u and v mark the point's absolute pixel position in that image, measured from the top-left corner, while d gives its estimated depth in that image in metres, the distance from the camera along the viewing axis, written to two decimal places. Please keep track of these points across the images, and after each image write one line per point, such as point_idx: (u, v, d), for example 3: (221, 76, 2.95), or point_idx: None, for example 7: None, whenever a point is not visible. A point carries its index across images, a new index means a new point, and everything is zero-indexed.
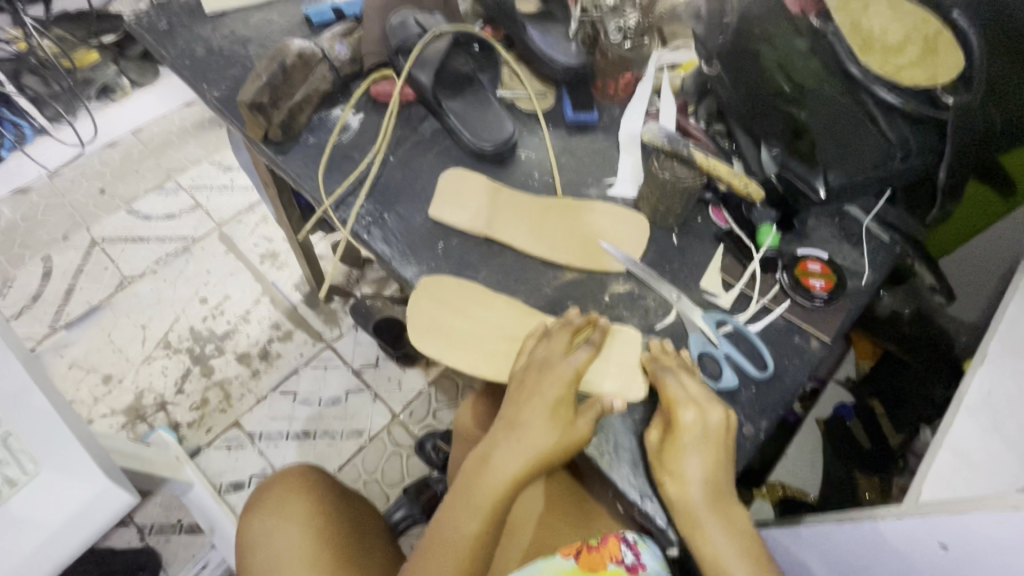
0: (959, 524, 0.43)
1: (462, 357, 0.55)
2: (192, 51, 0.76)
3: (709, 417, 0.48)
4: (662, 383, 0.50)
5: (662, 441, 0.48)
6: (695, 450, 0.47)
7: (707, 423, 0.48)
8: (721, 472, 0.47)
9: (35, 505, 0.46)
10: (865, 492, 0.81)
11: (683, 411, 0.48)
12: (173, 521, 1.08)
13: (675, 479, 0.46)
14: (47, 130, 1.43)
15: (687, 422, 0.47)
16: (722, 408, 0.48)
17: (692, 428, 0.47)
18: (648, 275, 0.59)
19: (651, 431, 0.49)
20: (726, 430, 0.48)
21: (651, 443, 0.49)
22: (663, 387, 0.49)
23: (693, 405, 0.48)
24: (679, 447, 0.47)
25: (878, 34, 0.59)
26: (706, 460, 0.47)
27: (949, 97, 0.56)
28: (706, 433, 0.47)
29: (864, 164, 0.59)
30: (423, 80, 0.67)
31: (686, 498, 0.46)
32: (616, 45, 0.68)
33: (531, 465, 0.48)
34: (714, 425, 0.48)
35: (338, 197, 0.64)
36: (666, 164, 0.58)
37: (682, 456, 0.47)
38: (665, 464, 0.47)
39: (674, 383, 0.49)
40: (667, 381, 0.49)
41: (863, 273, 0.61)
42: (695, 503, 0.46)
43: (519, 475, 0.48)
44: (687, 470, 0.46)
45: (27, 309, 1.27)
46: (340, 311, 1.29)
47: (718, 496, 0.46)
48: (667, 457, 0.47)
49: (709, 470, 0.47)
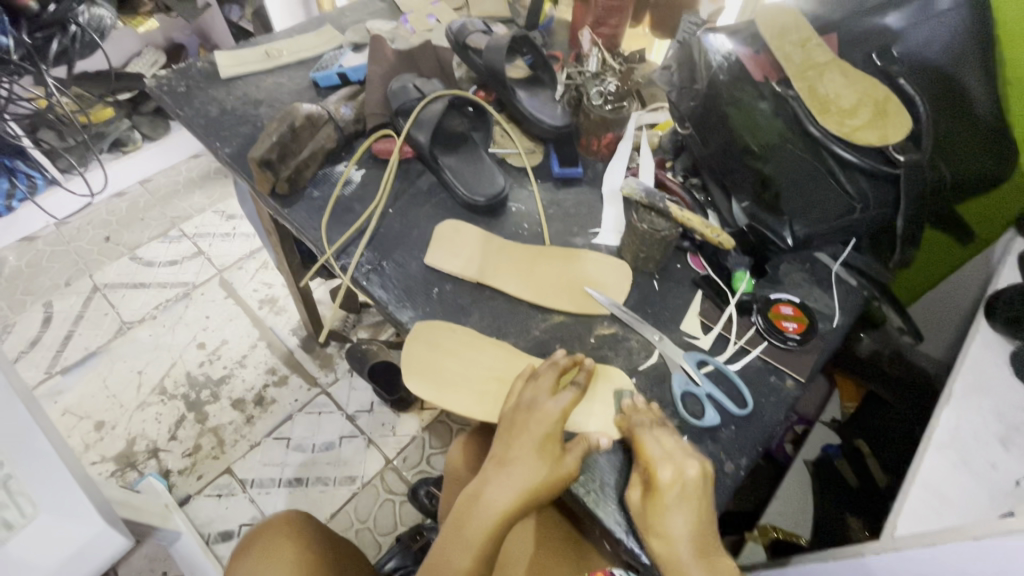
0: (932, 555, 0.44)
1: (454, 397, 0.57)
2: (207, 112, 0.82)
3: (687, 474, 0.49)
4: (639, 442, 0.51)
5: (643, 501, 0.49)
6: (677, 509, 0.48)
7: (685, 479, 0.49)
8: (703, 526, 0.48)
9: (31, 549, 0.47)
10: (854, 532, 0.79)
11: (661, 471, 0.49)
12: (158, 574, 1.05)
13: (661, 535, 0.47)
14: (59, 181, 1.48)
15: (665, 481, 0.48)
16: (697, 462, 0.50)
17: (671, 486, 0.48)
18: (632, 317, 0.63)
19: (633, 490, 0.50)
20: (704, 485, 0.49)
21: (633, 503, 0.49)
22: (641, 447, 0.50)
23: (669, 463, 0.49)
24: (661, 505, 0.48)
25: (834, 100, 0.64)
26: (687, 515, 0.48)
27: (899, 154, 0.61)
28: (685, 490, 0.48)
29: (826, 216, 0.63)
30: (420, 140, 0.72)
31: (674, 558, 0.47)
32: (598, 108, 0.74)
33: (521, 502, 0.49)
34: (691, 477, 0.49)
35: (339, 246, 0.68)
36: (645, 217, 0.62)
37: (664, 515, 0.47)
38: (649, 525, 0.48)
39: (652, 441, 0.50)
40: (643, 441, 0.50)
41: (834, 316, 0.64)
42: (683, 562, 0.46)
43: (509, 510, 0.50)
44: (669, 526, 0.47)
45: (24, 355, 1.28)
46: (336, 355, 1.31)
47: (694, 512, 0.48)
48: (650, 518, 0.48)
49: (691, 529, 0.47)
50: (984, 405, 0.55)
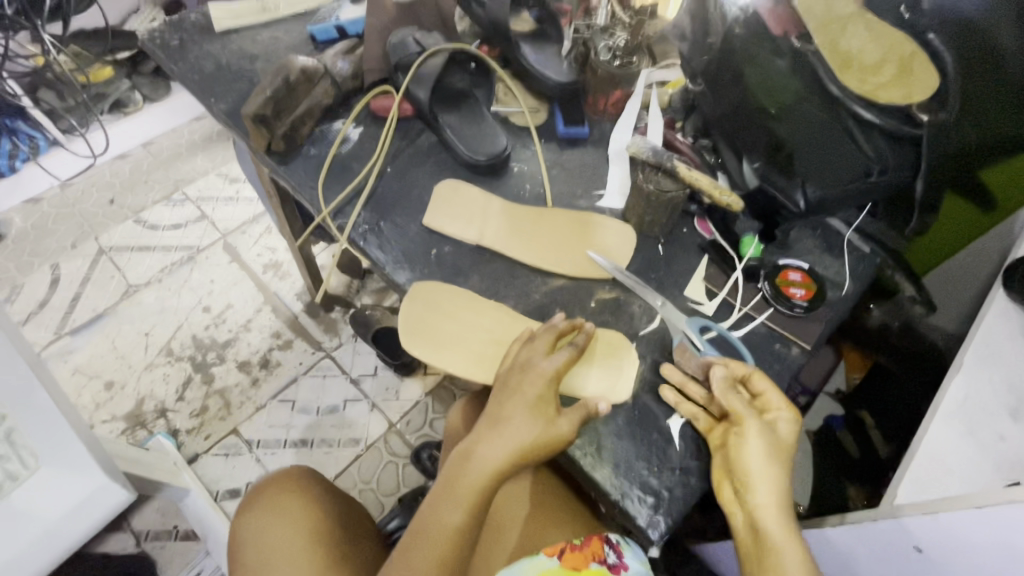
0: (932, 523, 0.44)
1: (450, 359, 0.57)
2: (202, 67, 0.80)
3: (787, 423, 0.52)
4: (761, 376, 0.53)
5: (757, 430, 0.50)
6: (774, 454, 0.50)
7: (785, 430, 0.51)
8: (785, 478, 0.51)
9: (38, 499, 0.48)
10: (853, 501, 0.81)
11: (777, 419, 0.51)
12: (169, 528, 1.08)
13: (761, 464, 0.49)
14: (61, 142, 1.47)
15: (779, 416, 0.51)
16: (797, 418, 0.53)
17: (780, 423, 0.51)
18: (634, 282, 0.61)
19: (746, 419, 0.50)
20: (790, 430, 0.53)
21: (743, 432, 0.50)
22: (763, 382, 0.52)
23: (783, 404, 0.52)
24: (767, 434, 0.50)
25: (857, 55, 0.59)
26: (778, 451, 0.51)
27: (924, 114, 0.58)
28: (782, 440, 0.51)
29: (840, 179, 0.61)
30: (419, 96, 0.69)
31: (764, 498, 0.49)
32: (605, 63, 0.70)
33: (512, 461, 0.49)
34: (793, 418, 0.52)
35: (336, 205, 0.67)
36: (651, 177, 0.61)
37: (769, 446, 0.50)
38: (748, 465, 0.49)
39: (766, 388, 0.52)
40: (761, 384, 0.52)
41: (844, 283, 0.62)
42: (767, 503, 0.49)
43: (501, 468, 0.50)
44: (764, 457, 0.49)
45: (34, 316, 1.29)
46: (340, 321, 1.31)
47: (782, 461, 0.51)
48: (752, 460, 0.49)
49: (780, 470, 0.50)
50: (996, 375, 0.54)
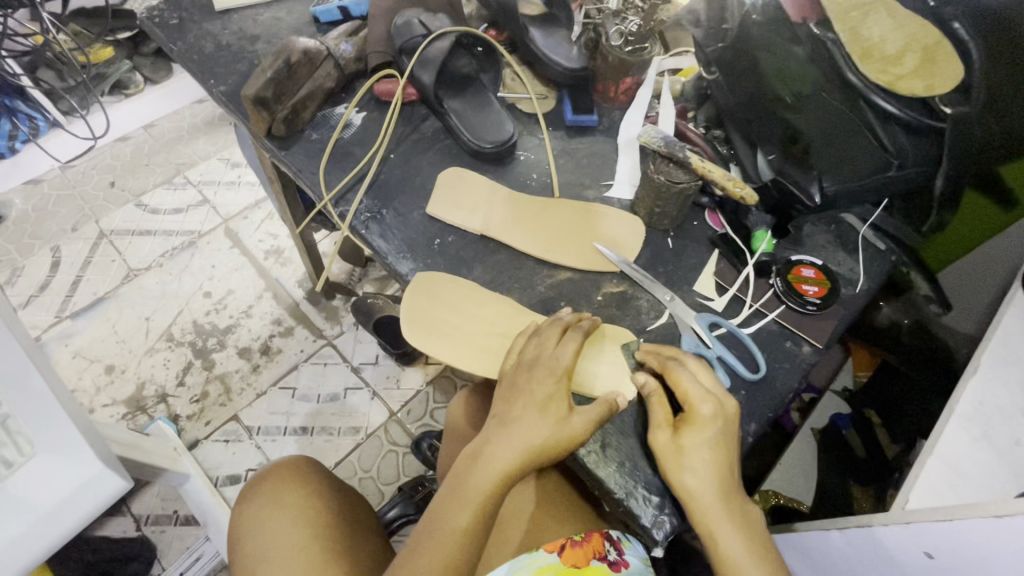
0: (944, 531, 0.43)
1: (453, 351, 0.55)
2: (201, 48, 0.77)
3: (724, 406, 0.48)
4: (675, 378, 0.49)
5: (674, 439, 0.47)
6: (710, 442, 0.47)
7: (720, 416, 0.47)
8: (728, 466, 0.47)
9: (31, 486, 0.47)
10: (857, 501, 0.81)
11: (700, 405, 0.47)
12: (170, 512, 1.08)
13: (690, 471, 0.46)
14: (61, 123, 1.45)
15: (703, 415, 0.47)
16: (733, 398, 0.49)
17: (706, 422, 0.47)
18: (642, 275, 0.60)
19: (660, 430, 0.48)
20: (733, 425, 0.48)
21: (661, 443, 0.47)
22: (676, 381, 0.49)
23: (707, 399, 0.47)
24: (695, 438, 0.47)
25: (878, 44, 0.56)
26: (713, 450, 0.47)
27: (946, 107, 0.55)
28: (721, 425, 0.47)
29: (858, 171, 0.59)
30: (424, 80, 0.67)
31: (700, 494, 0.46)
32: (618, 49, 0.68)
33: (524, 461, 0.48)
34: (725, 413, 0.48)
35: (338, 191, 0.65)
36: (662, 167, 0.58)
37: (695, 449, 0.46)
38: (677, 460, 0.46)
39: (685, 374, 0.49)
40: (678, 375, 0.49)
41: (858, 281, 0.61)
42: (706, 496, 0.46)
43: (512, 469, 0.48)
44: (697, 460, 0.46)
45: (34, 299, 1.28)
46: (341, 309, 1.30)
47: (722, 448, 0.47)
48: (680, 453, 0.46)
49: (716, 476, 0.46)
50: (1013, 378, 0.52)
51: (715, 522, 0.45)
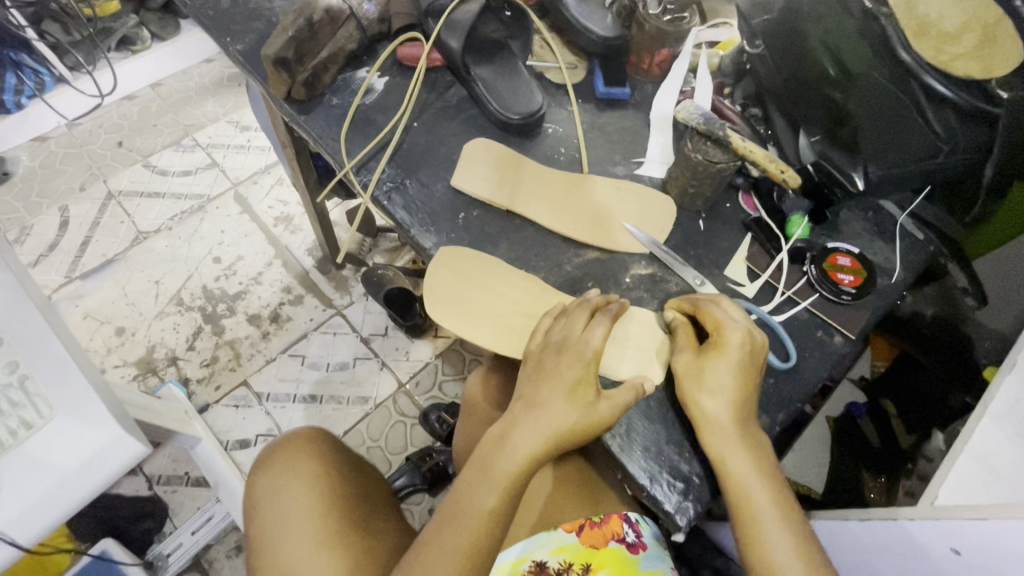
0: (975, 528, 0.43)
1: (477, 329, 0.55)
2: (216, 2, 0.73)
3: (753, 336, 0.49)
4: (706, 310, 0.51)
5: (696, 363, 0.49)
6: (733, 367, 0.47)
7: (748, 344, 0.48)
8: (749, 396, 0.47)
9: (49, 449, 0.47)
10: (871, 492, 0.81)
11: (728, 331, 0.48)
12: (181, 474, 1.10)
13: (709, 393, 0.47)
14: (67, 79, 1.42)
15: (731, 343, 0.48)
16: (764, 333, 0.49)
17: (732, 350, 0.47)
18: (671, 257, 0.58)
19: (683, 354, 0.50)
20: (759, 358, 0.48)
21: (683, 366, 0.49)
22: (707, 313, 0.50)
23: (737, 329, 0.48)
24: (717, 364, 0.47)
25: (935, 21, 0.51)
26: (736, 374, 0.47)
27: (1003, 90, 0.50)
28: (747, 354, 0.48)
29: (906, 158, 0.56)
30: (452, 46, 0.64)
31: (716, 416, 0.46)
32: (655, 18, 0.65)
33: (551, 445, 0.47)
34: (750, 342, 0.48)
35: (359, 159, 0.63)
36: (700, 146, 0.56)
37: (715, 371, 0.47)
38: (696, 381, 0.48)
39: (717, 308, 0.50)
40: (710, 307, 0.50)
41: (894, 271, 0.59)
42: (722, 419, 0.46)
43: (538, 454, 0.48)
44: (716, 384, 0.47)
45: (43, 258, 1.27)
46: (351, 279, 1.29)
47: (745, 375, 0.47)
48: (699, 375, 0.48)
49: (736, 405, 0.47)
50: None
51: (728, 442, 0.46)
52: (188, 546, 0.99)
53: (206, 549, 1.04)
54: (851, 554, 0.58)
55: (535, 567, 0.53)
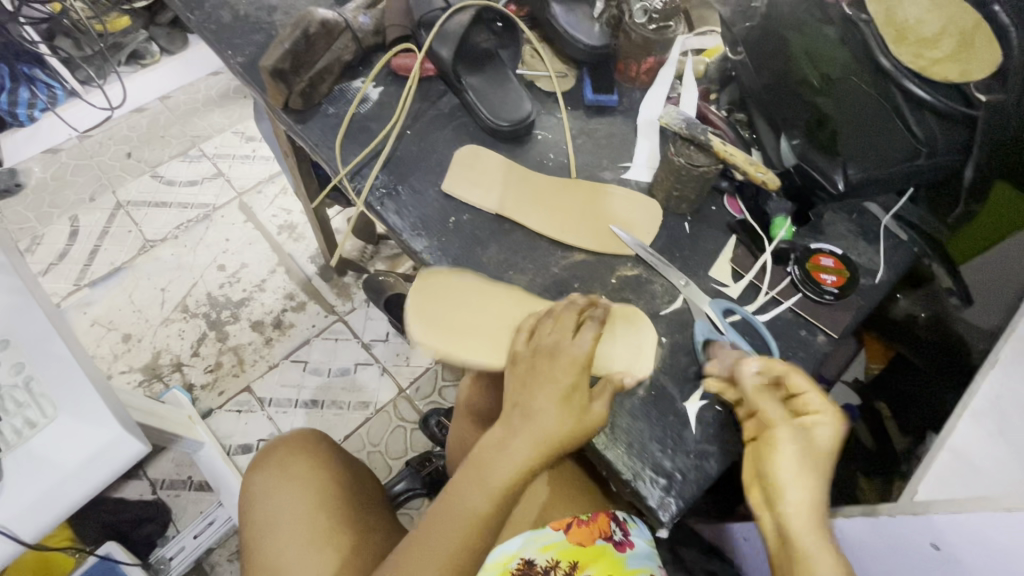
0: (951, 521, 0.44)
1: (463, 350, 0.56)
2: (218, 16, 0.76)
3: (824, 426, 0.47)
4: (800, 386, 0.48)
5: (782, 438, 0.47)
6: (810, 461, 0.46)
7: (827, 436, 0.47)
8: (825, 486, 0.46)
9: (51, 447, 0.49)
10: (864, 493, 0.79)
11: (819, 424, 0.47)
12: (184, 478, 1.11)
13: (789, 485, 0.46)
14: (78, 93, 1.46)
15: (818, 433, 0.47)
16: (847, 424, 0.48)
17: (817, 438, 0.47)
18: (657, 259, 0.59)
19: (777, 427, 0.47)
20: (840, 438, 0.47)
21: (763, 450, 0.47)
22: (797, 390, 0.48)
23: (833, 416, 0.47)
24: (806, 447, 0.46)
25: (913, 26, 0.54)
26: (815, 466, 0.46)
27: (981, 94, 0.53)
28: (818, 442, 0.47)
29: (888, 160, 0.57)
30: (442, 55, 0.66)
31: (795, 508, 0.45)
32: (641, 27, 0.66)
33: (546, 453, 0.48)
34: (832, 435, 0.47)
35: (353, 166, 0.65)
36: (683, 150, 0.58)
37: (795, 464, 0.46)
38: (776, 474, 0.46)
39: (812, 395, 0.48)
40: (804, 389, 0.48)
41: (877, 271, 0.60)
42: (801, 507, 0.45)
43: (533, 461, 0.49)
44: (801, 468, 0.46)
45: (53, 266, 1.30)
46: (353, 286, 1.31)
47: (821, 467, 0.46)
48: (780, 468, 0.46)
49: (818, 487, 0.46)
50: None
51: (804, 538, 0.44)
52: (191, 549, 1.00)
53: (207, 553, 1.05)
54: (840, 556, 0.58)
55: (523, 565, 0.54)
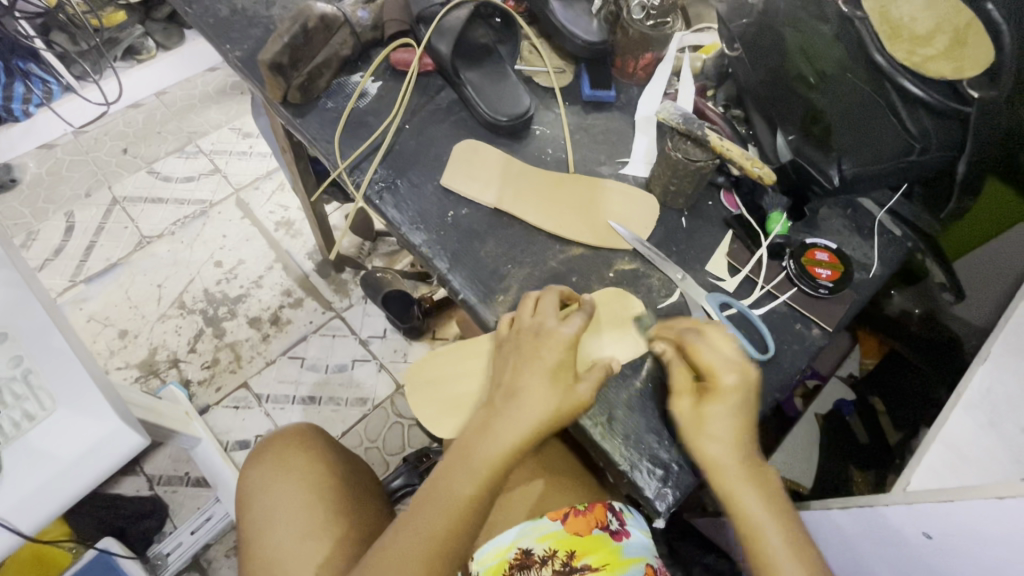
0: (943, 511, 0.45)
1: (462, 383, 0.58)
2: (215, 11, 0.76)
3: (736, 377, 0.48)
4: (694, 348, 0.49)
5: (696, 407, 0.48)
6: (729, 412, 0.47)
7: (738, 386, 0.47)
8: (746, 434, 0.47)
9: (50, 439, 0.49)
10: (857, 485, 0.83)
11: (724, 375, 0.48)
12: (181, 474, 1.11)
13: (709, 438, 0.47)
14: (74, 88, 1.45)
15: (726, 388, 0.47)
16: (754, 366, 0.48)
17: (730, 392, 0.47)
18: (654, 253, 0.60)
19: (683, 396, 0.49)
20: (751, 387, 0.48)
21: (684, 409, 0.48)
22: (695, 353, 0.49)
23: (732, 371, 0.48)
24: (716, 410, 0.47)
25: (907, 23, 0.52)
26: (734, 418, 0.47)
27: (974, 91, 0.51)
28: (742, 397, 0.48)
29: (878, 156, 0.59)
30: (441, 50, 0.66)
31: (719, 461, 0.46)
32: (638, 23, 0.67)
33: (534, 434, 0.48)
34: (742, 383, 0.48)
35: (351, 160, 0.65)
36: (680, 145, 0.58)
37: (714, 419, 0.47)
38: (699, 430, 0.47)
39: (708, 348, 0.49)
40: (700, 348, 0.49)
41: (871, 266, 0.61)
42: (725, 462, 0.46)
43: (522, 442, 0.48)
44: (716, 437, 0.46)
45: (49, 262, 1.30)
46: (350, 282, 1.31)
47: (740, 417, 0.47)
48: (699, 423, 0.47)
49: (737, 433, 0.47)
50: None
51: (737, 490, 0.46)
52: (189, 545, 1.00)
53: (205, 549, 1.05)
54: (835, 547, 0.59)
55: (519, 555, 0.55)
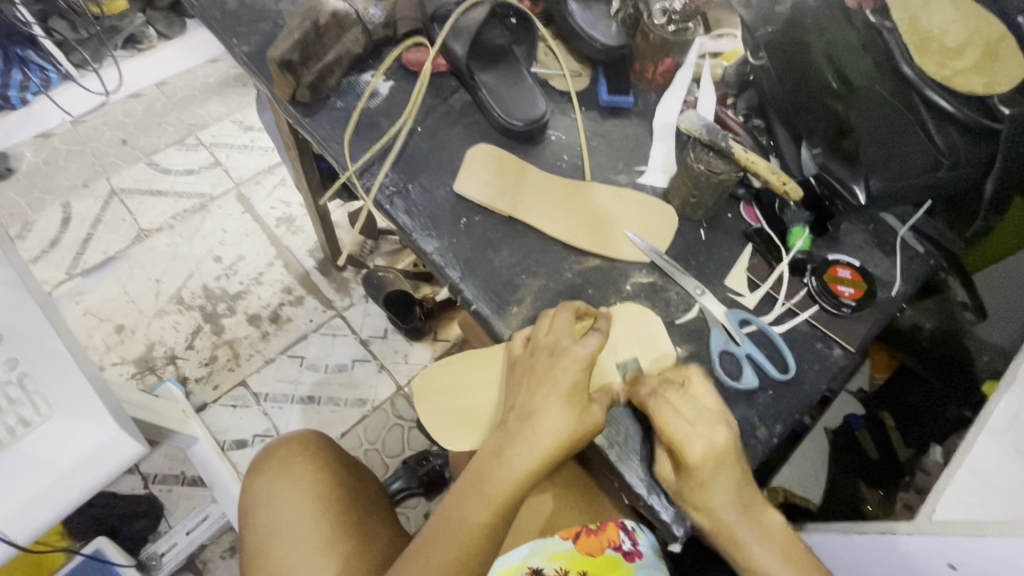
0: (973, 546, 0.44)
1: (472, 395, 0.56)
2: (222, 3, 0.73)
3: (715, 442, 0.46)
4: (659, 421, 0.47)
5: (681, 485, 0.46)
6: (716, 479, 0.45)
7: (716, 450, 0.45)
8: (739, 486, 0.46)
9: (46, 446, 0.47)
10: (866, 504, 0.81)
11: (692, 450, 0.45)
12: (177, 473, 1.09)
13: (703, 508, 0.46)
14: (73, 76, 1.42)
15: (698, 461, 0.45)
16: (725, 430, 0.46)
17: (706, 467, 0.45)
18: (672, 267, 0.58)
19: (664, 470, 0.47)
20: (730, 450, 0.46)
21: (669, 483, 0.47)
22: (664, 426, 0.46)
23: (699, 440, 0.45)
24: (698, 484, 0.45)
25: (937, 35, 0.52)
26: (723, 486, 0.46)
27: (1006, 107, 0.51)
28: (719, 460, 0.46)
29: (907, 170, 0.57)
30: (457, 52, 0.65)
31: (718, 522, 0.46)
32: (660, 28, 0.65)
33: (550, 457, 0.47)
34: (722, 448, 0.46)
35: (362, 163, 0.63)
36: (702, 156, 0.57)
37: (704, 491, 0.46)
38: (689, 501, 0.46)
39: (671, 416, 0.46)
40: (669, 424, 0.46)
41: (894, 284, 0.59)
42: (727, 519, 0.46)
43: (536, 467, 0.47)
44: (710, 501, 0.46)
45: (45, 254, 1.27)
46: (352, 281, 1.29)
47: (731, 477, 0.46)
48: (689, 496, 0.46)
49: (732, 491, 0.46)
50: None
51: (741, 541, 0.46)
52: (184, 545, 0.98)
53: (200, 549, 1.04)
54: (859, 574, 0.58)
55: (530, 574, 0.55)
